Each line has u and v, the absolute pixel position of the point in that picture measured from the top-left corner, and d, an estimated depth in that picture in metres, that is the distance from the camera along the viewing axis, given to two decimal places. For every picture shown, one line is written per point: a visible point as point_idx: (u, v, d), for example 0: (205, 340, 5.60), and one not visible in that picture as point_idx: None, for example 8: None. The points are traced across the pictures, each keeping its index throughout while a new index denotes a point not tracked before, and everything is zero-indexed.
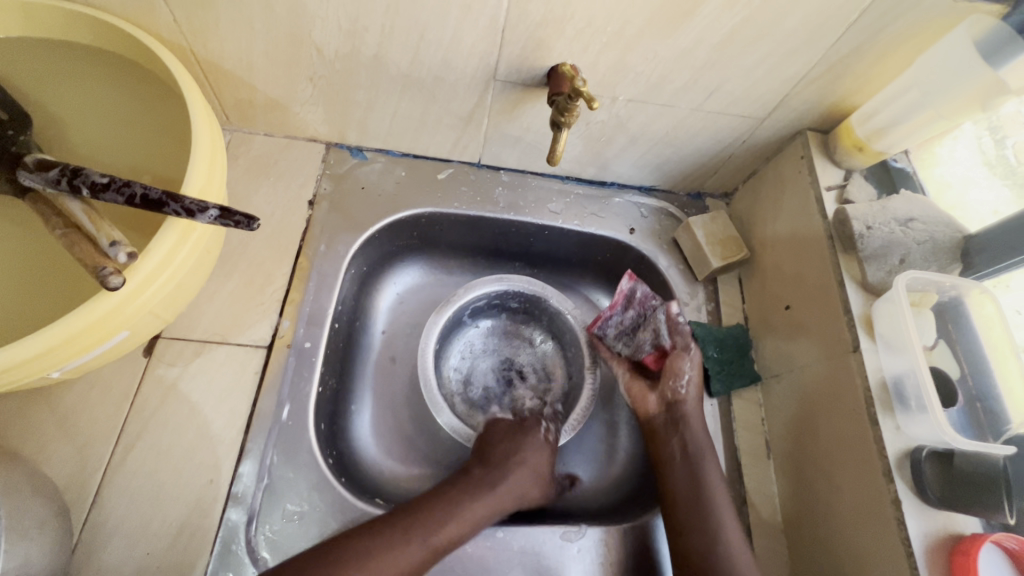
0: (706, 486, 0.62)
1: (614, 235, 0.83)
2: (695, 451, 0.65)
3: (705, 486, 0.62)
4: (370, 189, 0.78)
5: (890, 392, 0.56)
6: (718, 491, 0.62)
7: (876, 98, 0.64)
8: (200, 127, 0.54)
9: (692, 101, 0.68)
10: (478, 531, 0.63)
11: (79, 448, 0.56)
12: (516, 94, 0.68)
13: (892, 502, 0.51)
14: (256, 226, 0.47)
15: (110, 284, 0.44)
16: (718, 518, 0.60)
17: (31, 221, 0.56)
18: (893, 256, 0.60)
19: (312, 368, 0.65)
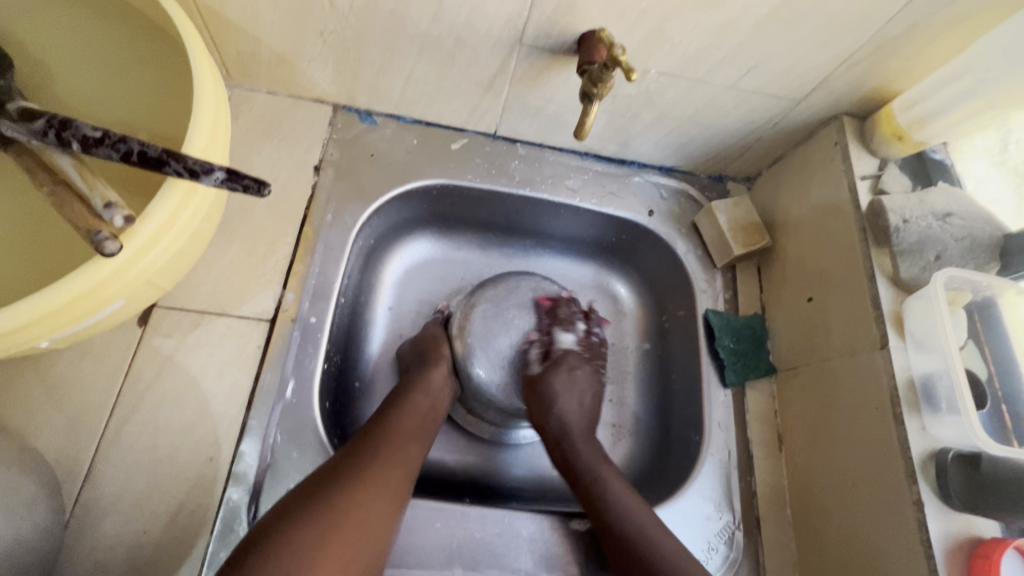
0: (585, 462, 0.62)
1: (632, 216, 0.80)
2: (571, 444, 0.64)
3: (598, 482, 0.60)
4: (379, 156, 0.73)
5: (918, 391, 0.54)
6: (617, 484, 0.60)
7: (923, 83, 0.61)
8: (201, 80, 0.49)
9: (727, 78, 0.64)
10: (487, 516, 0.61)
11: (69, 421, 0.53)
12: (542, 61, 0.63)
13: (914, 504, 0.51)
14: (265, 191, 0.42)
15: (107, 251, 0.40)
16: (618, 501, 0.58)
17: (13, 176, 0.51)
18: (929, 252, 0.58)
19: (317, 344, 0.62)
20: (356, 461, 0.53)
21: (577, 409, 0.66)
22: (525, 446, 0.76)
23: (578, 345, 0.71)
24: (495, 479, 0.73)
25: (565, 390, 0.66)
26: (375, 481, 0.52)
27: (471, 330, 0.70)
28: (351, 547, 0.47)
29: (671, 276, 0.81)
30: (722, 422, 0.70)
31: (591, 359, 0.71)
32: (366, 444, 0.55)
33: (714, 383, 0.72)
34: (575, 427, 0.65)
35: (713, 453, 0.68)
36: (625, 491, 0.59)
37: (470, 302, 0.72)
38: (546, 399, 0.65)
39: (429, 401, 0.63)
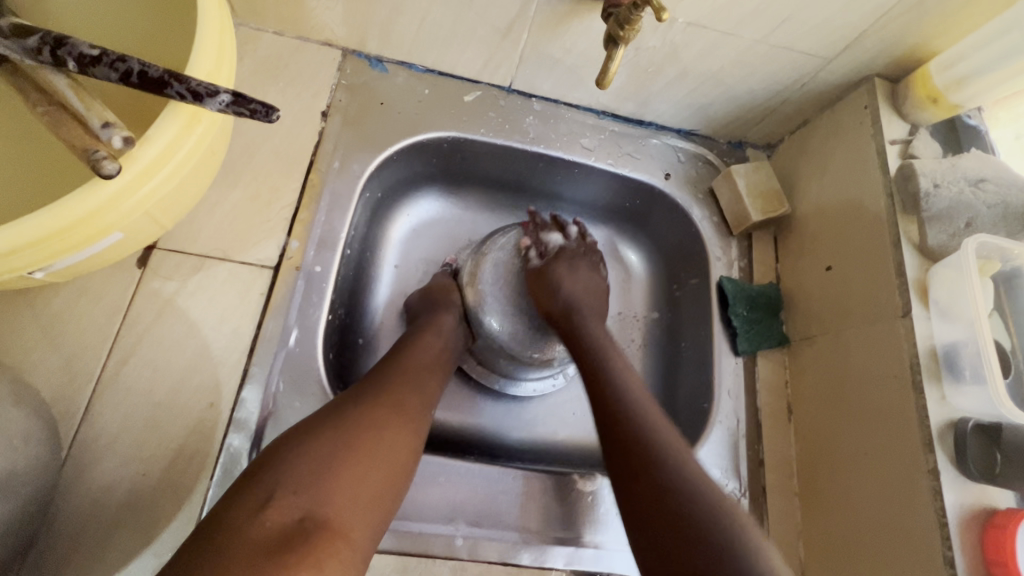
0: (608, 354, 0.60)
1: (648, 179, 0.77)
2: (578, 320, 0.64)
3: (602, 360, 0.60)
4: (389, 105, 0.71)
5: (940, 361, 0.53)
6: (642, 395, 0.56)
7: (963, 43, 0.58)
8: (206, 1, 0.46)
9: (757, 31, 0.61)
10: (491, 475, 0.61)
11: (66, 361, 0.52)
12: (565, 6, 0.60)
13: (929, 472, 0.50)
14: (274, 117, 0.39)
15: (104, 171, 0.38)
16: (633, 398, 0.55)
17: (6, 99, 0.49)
18: (959, 219, 0.56)
19: (321, 294, 0.60)
20: (371, 389, 0.54)
21: (583, 286, 0.68)
22: (529, 409, 0.75)
23: (570, 241, 0.73)
24: (499, 440, 0.72)
25: (574, 270, 0.69)
26: (393, 405, 0.54)
27: (481, 277, 0.72)
28: (360, 469, 0.48)
29: (685, 244, 0.79)
30: (732, 390, 0.68)
31: (589, 254, 0.73)
32: (382, 375, 0.57)
33: (725, 351, 0.70)
34: (580, 296, 0.67)
35: (721, 420, 0.67)
36: (648, 399, 0.56)
37: (480, 255, 0.73)
38: (554, 278, 0.68)
39: (441, 343, 0.64)
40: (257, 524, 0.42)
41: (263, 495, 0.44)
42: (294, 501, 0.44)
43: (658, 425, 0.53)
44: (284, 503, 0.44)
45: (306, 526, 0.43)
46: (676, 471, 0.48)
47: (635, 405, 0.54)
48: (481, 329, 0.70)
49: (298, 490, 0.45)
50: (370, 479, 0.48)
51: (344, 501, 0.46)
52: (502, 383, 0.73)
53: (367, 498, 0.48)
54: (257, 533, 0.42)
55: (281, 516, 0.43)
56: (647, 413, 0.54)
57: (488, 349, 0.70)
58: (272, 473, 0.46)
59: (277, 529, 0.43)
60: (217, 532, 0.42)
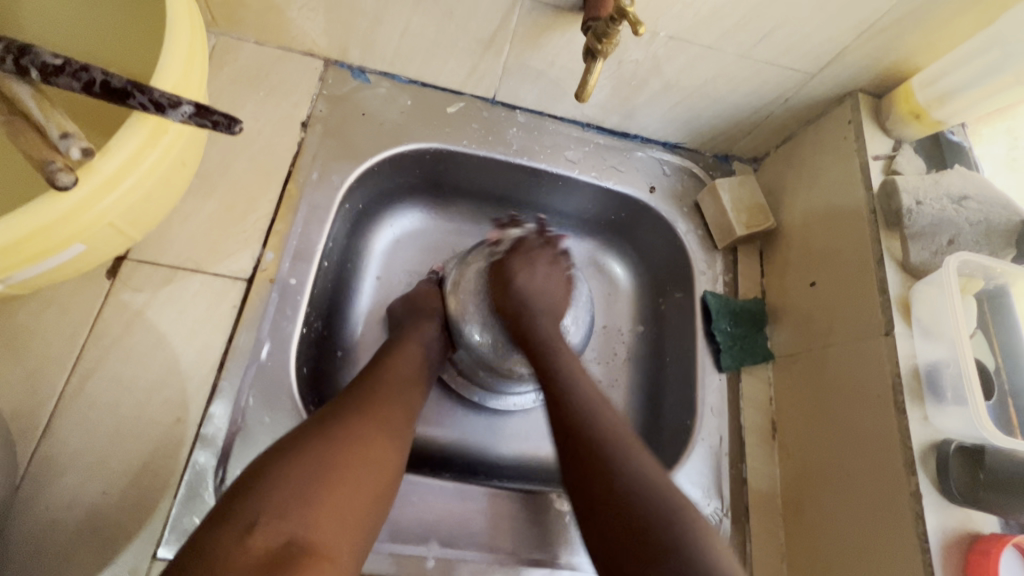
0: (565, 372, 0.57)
1: (633, 192, 0.76)
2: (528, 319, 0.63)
3: (564, 380, 0.56)
4: (371, 116, 0.70)
5: (922, 381, 0.52)
6: (576, 369, 0.58)
7: (945, 59, 0.58)
8: (175, 7, 0.45)
9: (740, 45, 0.61)
10: (467, 493, 0.59)
11: (29, 374, 0.50)
12: (546, 18, 0.59)
13: (911, 495, 0.49)
14: (237, 127, 0.39)
15: (59, 183, 0.37)
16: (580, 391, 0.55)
17: None
18: (941, 237, 0.56)
19: (296, 306, 0.59)
20: (356, 406, 0.54)
21: (540, 279, 0.67)
22: (510, 425, 0.74)
23: (501, 240, 0.71)
24: (479, 455, 0.71)
25: (524, 270, 0.67)
26: (372, 422, 0.53)
27: (464, 286, 0.70)
28: (344, 488, 0.48)
29: (670, 257, 0.78)
30: (715, 407, 0.67)
31: (546, 247, 0.70)
32: (367, 391, 0.56)
33: (709, 367, 0.69)
34: (546, 310, 0.65)
35: (704, 438, 0.66)
36: (587, 377, 0.57)
37: (464, 264, 0.72)
38: (510, 278, 0.66)
39: (423, 354, 0.64)
40: (242, 550, 0.42)
41: (246, 519, 0.44)
42: (279, 526, 0.44)
43: (603, 412, 0.53)
44: (268, 527, 0.44)
45: (293, 551, 0.44)
46: (653, 497, 0.46)
47: (588, 403, 0.54)
48: (462, 339, 0.69)
49: (282, 514, 0.45)
50: (355, 501, 0.49)
51: (329, 524, 0.46)
52: (482, 394, 0.72)
53: (352, 522, 0.48)
54: (242, 561, 0.42)
55: (265, 542, 0.43)
56: (606, 412, 0.53)
57: (468, 360, 0.70)
58: (253, 496, 0.45)
59: (262, 555, 0.43)
60: (201, 560, 0.42)
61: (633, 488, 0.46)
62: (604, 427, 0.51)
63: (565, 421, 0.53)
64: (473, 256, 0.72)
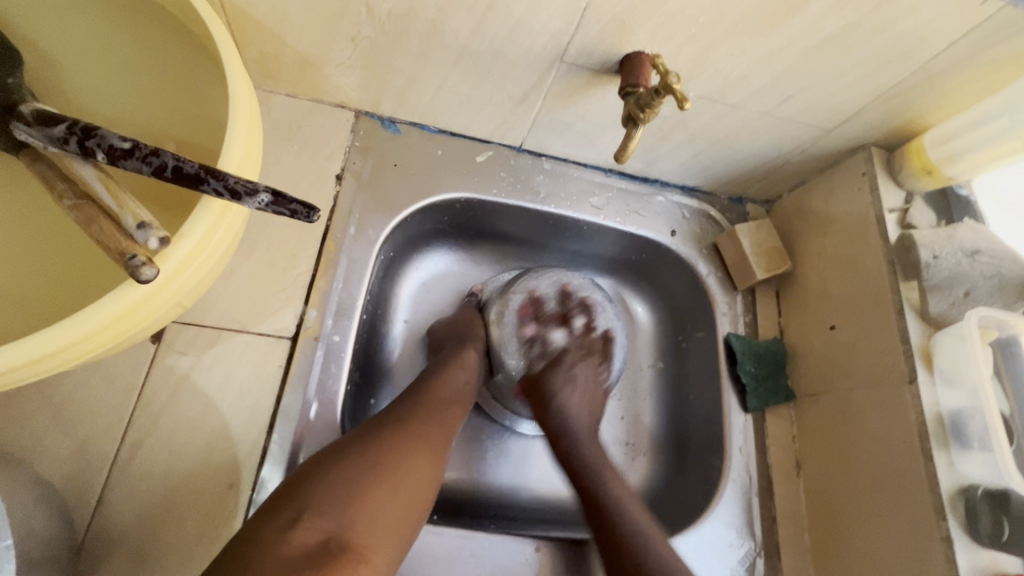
0: (616, 497, 0.59)
1: (654, 236, 0.79)
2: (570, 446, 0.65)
3: (592, 468, 0.62)
4: (402, 167, 0.71)
5: (947, 429, 0.56)
6: (585, 434, 0.66)
7: (955, 121, 0.61)
8: (236, 88, 0.46)
9: (764, 104, 0.64)
10: (512, 545, 0.61)
11: (78, 445, 0.50)
12: (581, 79, 0.62)
13: (942, 540, 0.52)
14: (314, 216, 0.40)
15: (143, 277, 0.37)
16: (611, 490, 0.60)
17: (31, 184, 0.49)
18: (958, 289, 0.60)
19: (340, 363, 0.60)
20: (396, 418, 0.57)
21: (585, 408, 0.68)
22: (540, 465, 0.75)
23: (574, 335, 0.74)
24: (511, 498, 0.72)
25: (565, 389, 0.68)
26: (414, 432, 0.56)
27: (508, 317, 0.74)
28: (383, 492, 0.50)
29: (690, 297, 0.81)
30: (742, 447, 0.70)
31: (590, 355, 0.73)
32: (407, 404, 0.60)
33: (735, 407, 0.72)
34: (584, 428, 0.66)
35: (734, 478, 0.69)
36: (592, 441, 0.65)
37: (506, 296, 0.75)
38: (558, 392, 0.68)
39: (465, 377, 0.66)
40: (287, 542, 0.44)
41: (290, 515, 0.46)
42: (319, 523, 0.46)
43: (625, 501, 0.59)
44: (309, 524, 0.46)
45: (330, 546, 0.45)
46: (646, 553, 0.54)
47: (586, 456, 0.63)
48: (500, 365, 0.72)
49: (323, 512, 0.47)
50: (390, 505, 0.50)
51: (368, 525, 0.48)
52: (512, 420, 0.75)
53: (390, 524, 0.49)
54: (283, 551, 0.43)
55: (306, 537, 0.45)
56: (612, 487, 0.60)
57: (506, 386, 0.72)
58: (300, 493, 0.48)
59: (302, 549, 0.44)
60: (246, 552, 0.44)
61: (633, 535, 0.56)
62: (613, 497, 0.59)
63: (585, 488, 0.61)
64: (515, 288, 0.76)
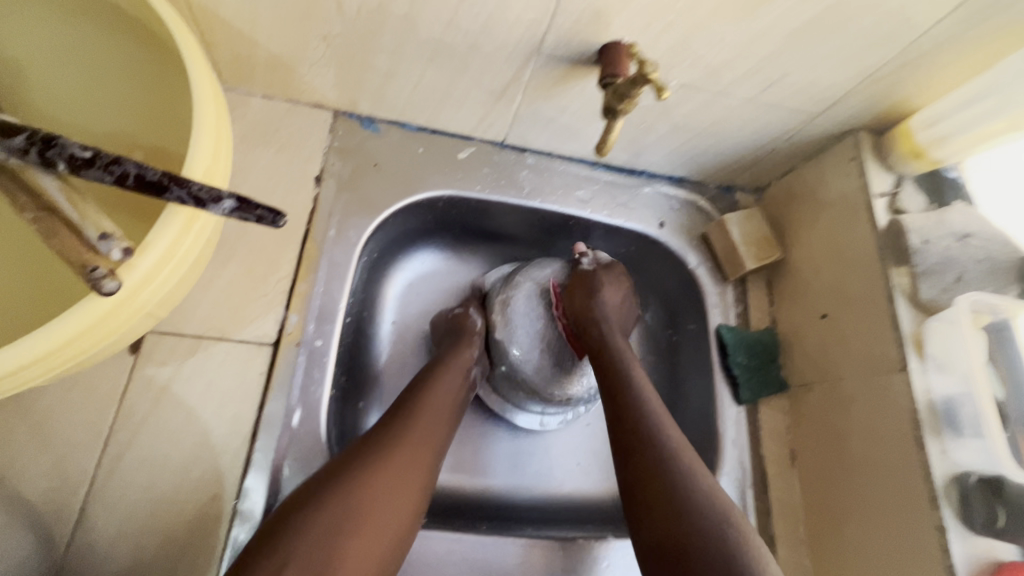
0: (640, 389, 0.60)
1: (643, 228, 0.78)
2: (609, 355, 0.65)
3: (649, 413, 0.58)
4: (383, 166, 0.70)
5: (939, 415, 0.55)
6: (662, 415, 0.58)
7: (942, 102, 0.60)
8: (201, 97, 0.44)
9: (749, 91, 0.62)
10: (506, 543, 0.61)
11: (58, 461, 0.49)
12: (560, 71, 0.60)
13: (936, 529, 0.51)
14: (281, 221, 0.39)
15: (105, 288, 0.37)
16: (674, 456, 0.54)
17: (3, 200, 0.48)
18: (949, 274, 0.59)
19: (324, 368, 0.59)
20: (392, 431, 0.55)
21: (618, 305, 0.70)
22: (533, 464, 0.74)
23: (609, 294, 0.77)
24: (504, 498, 0.71)
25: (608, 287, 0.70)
26: (402, 460, 0.53)
27: (514, 307, 0.72)
28: (366, 532, 0.48)
29: (681, 288, 0.79)
30: (735, 439, 0.69)
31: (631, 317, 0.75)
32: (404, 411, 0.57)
33: (728, 399, 0.71)
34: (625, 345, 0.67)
35: (728, 471, 0.68)
36: (672, 426, 0.57)
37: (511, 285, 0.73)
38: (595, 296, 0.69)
39: (457, 384, 0.63)
40: None
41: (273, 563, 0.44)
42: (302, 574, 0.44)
43: (698, 475, 0.53)
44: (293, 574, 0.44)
45: None
46: (686, 486, 0.52)
47: (657, 436, 0.55)
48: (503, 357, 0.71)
49: (307, 561, 0.45)
50: (376, 534, 0.49)
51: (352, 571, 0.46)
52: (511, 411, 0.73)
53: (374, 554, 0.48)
54: None
55: None
56: (694, 476, 0.52)
57: (510, 378, 0.71)
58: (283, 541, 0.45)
59: None
60: None
61: (701, 506, 0.50)
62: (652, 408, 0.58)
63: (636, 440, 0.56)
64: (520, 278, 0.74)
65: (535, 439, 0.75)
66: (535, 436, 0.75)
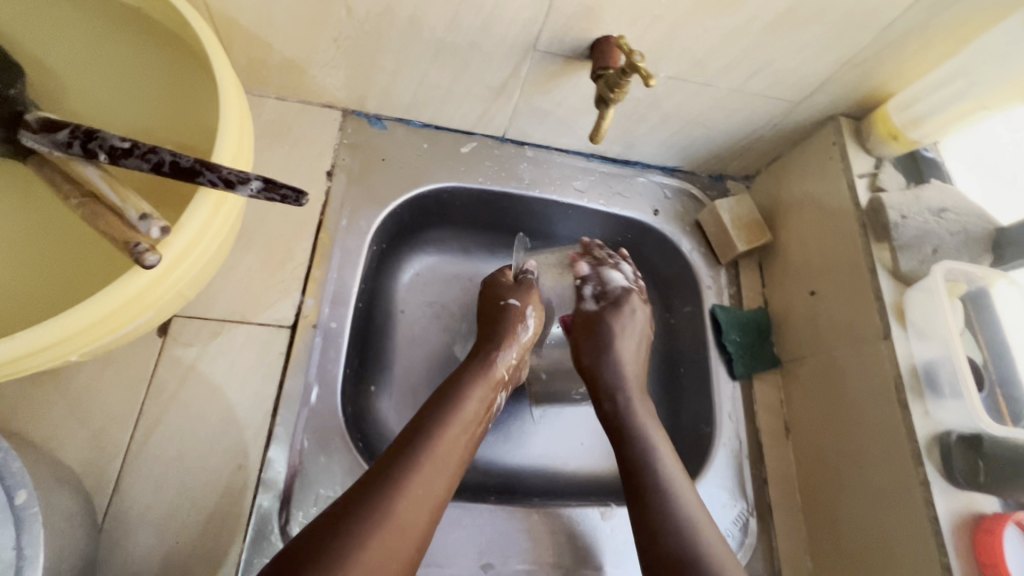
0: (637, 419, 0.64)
1: (638, 216, 0.81)
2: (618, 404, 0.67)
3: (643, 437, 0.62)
4: (390, 161, 0.74)
5: (921, 378, 0.58)
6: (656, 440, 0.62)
7: (915, 86, 0.64)
8: (226, 93, 0.49)
9: (733, 80, 0.66)
10: (514, 512, 0.64)
11: (94, 435, 0.53)
12: (555, 66, 0.64)
13: (920, 484, 0.54)
14: (304, 200, 0.43)
15: (148, 262, 0.39)
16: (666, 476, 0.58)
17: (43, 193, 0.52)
18: (926, 246, 0.62)
19: (339, 349, 0.63)
20: (426, 432, 0.54)
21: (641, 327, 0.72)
22: (540, 443, 0.77)
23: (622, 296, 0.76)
24: (511, 475, 0.74)
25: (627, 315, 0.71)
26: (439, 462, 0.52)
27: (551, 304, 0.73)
28: (406, 535, 0.47)
29: (677, 273, 0.83)
30: (732, 413, 0.72)
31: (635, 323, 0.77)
32: (429, 423, 0.55)
33: (723, 375, 0.74)
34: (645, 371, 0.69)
35: (725, 442, 0.71)
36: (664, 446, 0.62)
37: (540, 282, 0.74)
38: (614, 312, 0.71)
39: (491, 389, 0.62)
40: None
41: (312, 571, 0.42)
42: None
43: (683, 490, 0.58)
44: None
45: None
46: (673, 504, 0.56)
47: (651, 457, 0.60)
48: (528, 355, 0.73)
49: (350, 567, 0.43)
50: (399, 541, 0.46)
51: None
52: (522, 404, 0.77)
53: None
54: None
55: None
56: (687, 498, 0.57)
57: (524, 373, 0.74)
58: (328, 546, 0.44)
59: None
60: None
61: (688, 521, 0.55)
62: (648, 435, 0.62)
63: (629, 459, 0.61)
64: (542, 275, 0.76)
65: (541, 420, 0.78)
66: (539, 417, 0.78)
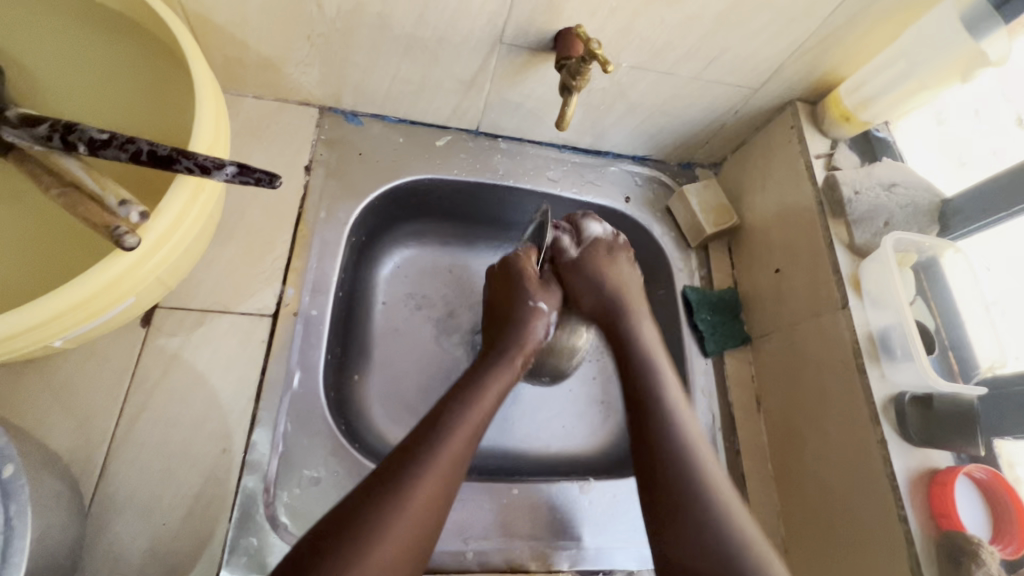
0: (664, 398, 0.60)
1: (610, 203, 0.84)
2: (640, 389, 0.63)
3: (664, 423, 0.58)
4: (367, 155, 0.76)
5: (877, 343, 0.61)
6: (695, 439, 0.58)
7: (864, 69, 0.67)
8: (202, 87, 0.51)
9: (693, 69, 0.69)
10: (495, 488, 0.65)
11: (80, 422, 0.54)
12: (522, 58, 0.67)
13: (878, 442, 0.57)
14: (277, 182, 0.45)
15: (126, 244, 0.41)
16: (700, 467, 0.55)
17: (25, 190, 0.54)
18: (878, 220, 0.66)
19: (320, 335, 0.65)
20: (440, 423, 0.54)
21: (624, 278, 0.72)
22: (520, 426, 0.78)
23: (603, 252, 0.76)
24: (493, 457, 0.75)
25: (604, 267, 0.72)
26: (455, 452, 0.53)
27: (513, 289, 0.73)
28: (417, 524, 0.48)
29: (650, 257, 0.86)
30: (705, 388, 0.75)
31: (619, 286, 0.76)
32: (447, 414, 0.55)
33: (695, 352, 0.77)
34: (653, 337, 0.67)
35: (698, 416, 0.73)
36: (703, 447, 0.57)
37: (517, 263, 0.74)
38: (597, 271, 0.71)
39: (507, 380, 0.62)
40: None
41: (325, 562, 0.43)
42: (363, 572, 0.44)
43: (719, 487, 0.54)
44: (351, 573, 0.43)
45: None
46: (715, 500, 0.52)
47: (675, 439, 0.57)
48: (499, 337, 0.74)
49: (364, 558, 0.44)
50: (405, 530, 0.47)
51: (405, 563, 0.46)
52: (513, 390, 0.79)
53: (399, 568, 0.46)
54: None
55: None
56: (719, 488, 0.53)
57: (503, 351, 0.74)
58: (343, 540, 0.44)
59: None
60: None
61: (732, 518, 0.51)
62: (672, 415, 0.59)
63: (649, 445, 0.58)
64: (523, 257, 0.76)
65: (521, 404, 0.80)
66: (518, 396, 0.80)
